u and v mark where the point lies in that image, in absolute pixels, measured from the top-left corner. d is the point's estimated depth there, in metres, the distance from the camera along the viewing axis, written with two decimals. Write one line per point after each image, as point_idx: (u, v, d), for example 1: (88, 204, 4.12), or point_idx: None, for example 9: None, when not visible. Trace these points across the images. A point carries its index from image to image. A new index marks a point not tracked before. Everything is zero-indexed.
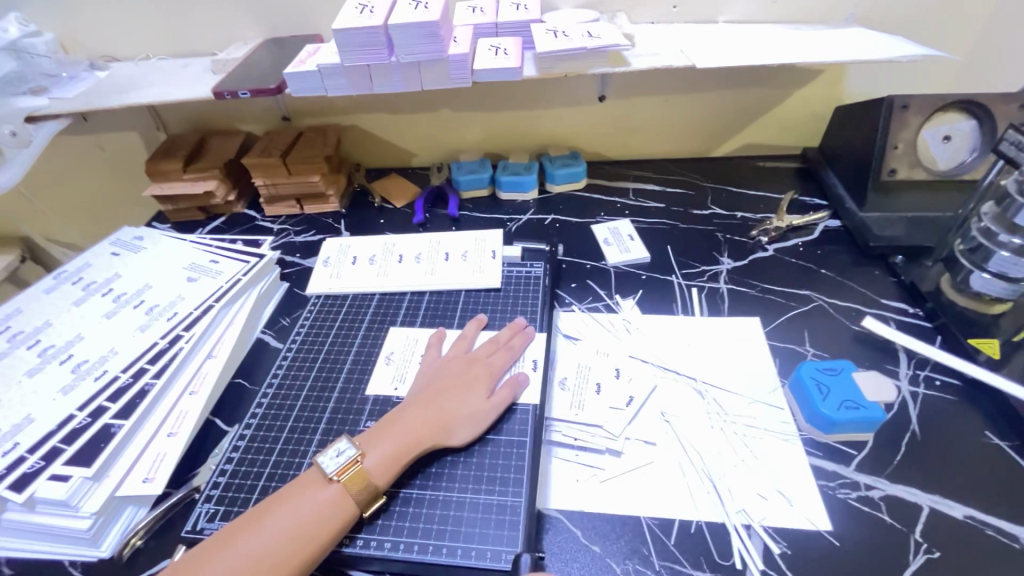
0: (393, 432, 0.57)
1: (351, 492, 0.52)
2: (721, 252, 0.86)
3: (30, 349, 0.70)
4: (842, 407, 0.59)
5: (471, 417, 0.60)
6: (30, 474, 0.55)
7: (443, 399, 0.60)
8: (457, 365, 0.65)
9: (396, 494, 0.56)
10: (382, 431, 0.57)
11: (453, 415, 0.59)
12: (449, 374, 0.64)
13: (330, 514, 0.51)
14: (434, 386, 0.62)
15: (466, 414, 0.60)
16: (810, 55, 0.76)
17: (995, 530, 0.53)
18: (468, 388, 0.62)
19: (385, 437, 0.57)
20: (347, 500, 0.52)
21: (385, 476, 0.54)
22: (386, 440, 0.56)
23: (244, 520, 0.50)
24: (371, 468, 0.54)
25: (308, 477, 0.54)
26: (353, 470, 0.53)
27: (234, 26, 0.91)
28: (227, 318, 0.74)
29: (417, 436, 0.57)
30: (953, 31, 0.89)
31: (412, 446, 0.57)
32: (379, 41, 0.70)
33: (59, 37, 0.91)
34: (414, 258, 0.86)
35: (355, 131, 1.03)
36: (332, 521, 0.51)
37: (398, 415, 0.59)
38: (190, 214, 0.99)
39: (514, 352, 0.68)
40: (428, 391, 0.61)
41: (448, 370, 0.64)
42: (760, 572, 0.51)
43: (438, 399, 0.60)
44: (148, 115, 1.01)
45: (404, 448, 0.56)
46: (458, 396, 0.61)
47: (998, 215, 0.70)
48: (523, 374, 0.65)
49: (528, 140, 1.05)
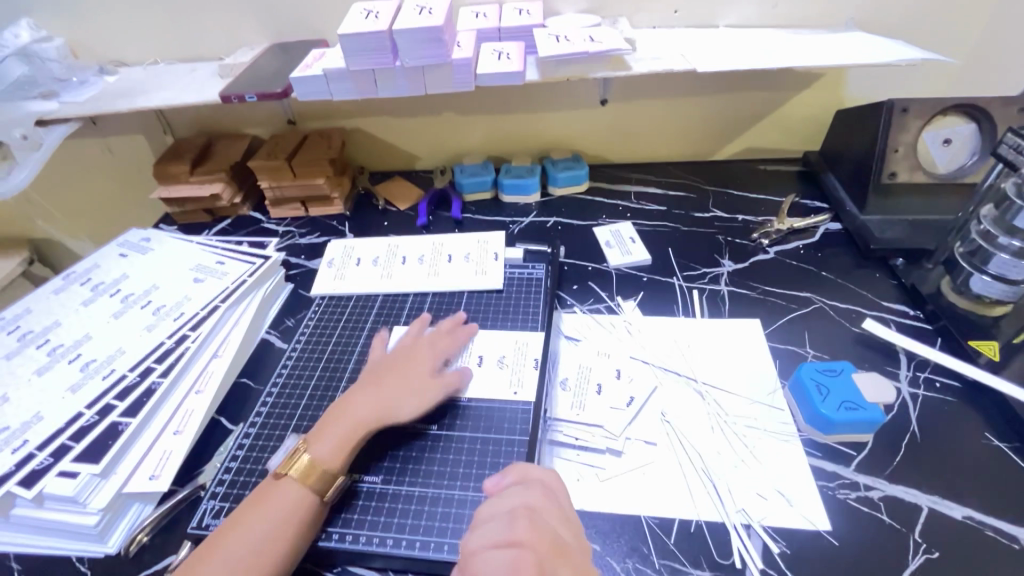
0: (336, 422, 0.58)
1: (305, 483, 0.53)
2: (722, 255, 0.86)
3: (39, 348, 0.71)
4: (842, 408, 0.59)
5: (417, 396, 0.61)
6: (39, 470, 0.56)
7: (386, 382, 0.62)
8: (399, 353, 0.66)
9: (383, 490, 0.57)
10: (327, 421, 0.58)
11: (398, 395, 0.61)
12: (388, 364, 0.65)
13: (290, 507, 0.52)
14: (376, 373, 0.63)
15: (412, 393, 0.61)
16: (809, 59, 0.77)
17: (994, 530, 0.53)
18: (410, 371, 0.63)
19: (329, 425, 0.57)
20: (304, 492, 0.53)
21: (337, 459, 0.55)
22: (330, 429, 0.57)
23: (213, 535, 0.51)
24: (321, 456, 0.55)
25: (265, 483, 0.55)
26: (302, 463, 0.54)
27: (241, 31, 0.93)
28: (232, 318, 0.75)
29: (359, 419, 0.58)
30: (955, 34, 0.90)
31: (356, 429, 0.57)
32: (383, 46, 0.71)
33: (70, 42, 0.93)
34: (417, 260, 0.87)
35: (360, 134, 1.05)
36: (294, 514, 0.51)
37: (340, 404, 0.60)
38: (196, 216, 1.00)
39: (455, 341, 0.70)
40: (370, 379, 0.63)
41: (389, 359, 0.66)
42: (760, 571, 0.51)
43: (381, 383, 0.62)
44: (156, 118, 1.02)
45: (351, 431, 0.57)
46: (402, 379, 0.62)
47: (998, 218, 0.71)
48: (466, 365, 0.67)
49: (530, 143, 1.06)
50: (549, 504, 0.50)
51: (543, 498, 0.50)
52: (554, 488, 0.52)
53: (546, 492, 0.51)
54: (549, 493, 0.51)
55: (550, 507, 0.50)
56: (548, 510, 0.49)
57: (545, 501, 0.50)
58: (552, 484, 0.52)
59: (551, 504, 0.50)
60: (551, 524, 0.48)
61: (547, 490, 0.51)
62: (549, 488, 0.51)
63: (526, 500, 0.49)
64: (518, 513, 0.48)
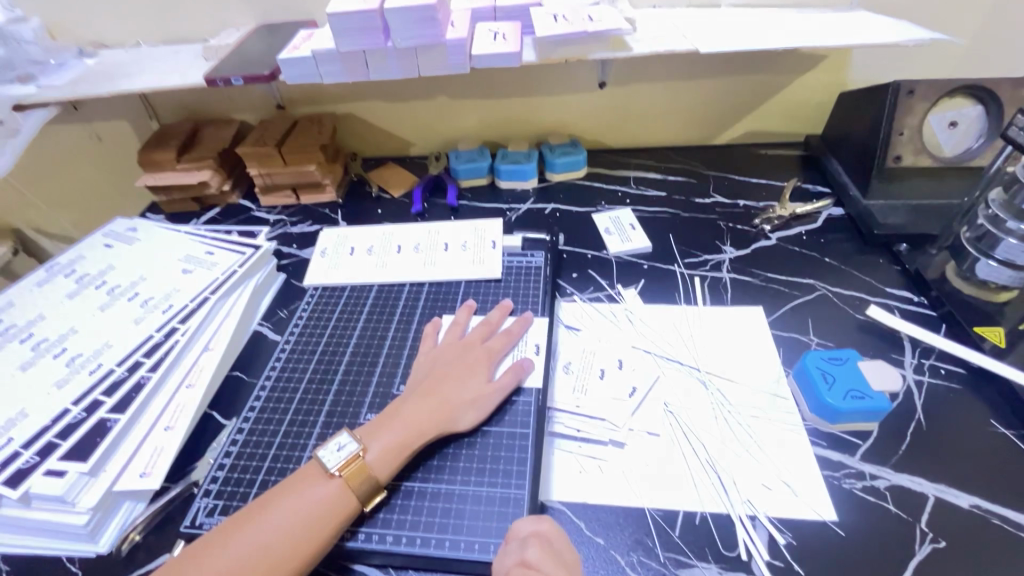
0: (394, 424, 0.56)
1: (351, 487, 0.52)
2: (724, 241, 0.85)
3: (23, 343, 0.68)
4: (847, 397, 0.58)
5: (474, 403, 0.59)
6: (25, 469, 0.54)
7: (445, 386, 0.60)
8: (454, 351, 0.64)
9: (413, 488, 0.56)
10: (383, 424, 0.56)
11: (457, 399, 0.59)
12: (447, 361, 0.63)
13: (329, 510, 0.50)
14: (436, 372, 0.61)
15: (470, 400, 0.59)
16: (814, 38, 0.75)
17: (1000, 519, 0.53)
18: (468, 374, 0.61)
19: (386, 428, 0.56)
20: (349, 495, 0.51)
21: (387, 467, 0.54)
22: (387, 432, 0.56)
23: (246, 512, 0.50)
24: (374, 463, 0.53)
25: (307, 471, 0.53)
26: (354, 465, 0.52)
27: (225, 11, 0.89)
28: (224, 310, 0.73)
29: (418, 427, 0.56)
30: (962, 13, 0.88)
31: (414, 436, 0.56)
32: (374, 26, 0.69)
33: (47, 23, 0.89)
34: (413, 248, 0.85)
35: (351, 119, 1.02)
36: (333, 517, 0.50)
37: (400, 404, 0.58)
38: (185, 205, 0.97)
39: (514, 337, 0.67)
40: (430, 379, 0.61)
41: (447, 357, 0.64)
42: (766, 563, 0.51)
43: (438, 385, 0.60)
44: (139, 103, 0.99)
45: (410, 437, 0.56)
46: (460, 381, 0.61)
47: (1006, 202, 0.69)
48: (526, 359, 0.65)
49: (527, 128, 1.03)
50: (547, 556, 0.47)
51: (540, 550, 0.47)
52: (554, 541, 0.48)
53: (543, 544, 0.48)
54: (547, 544, 0.48)
55: (548, 558, 0.47)
56: (546, 562, 0.46)
57: (542, 553, 0.47)
58: (550, 534, 0.49)
59: (550, 555, 0.47)
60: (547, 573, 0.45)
61: (543, 542, 0.48)
62: (545, 539, 0.48)
63: (522, 555, 0.47)
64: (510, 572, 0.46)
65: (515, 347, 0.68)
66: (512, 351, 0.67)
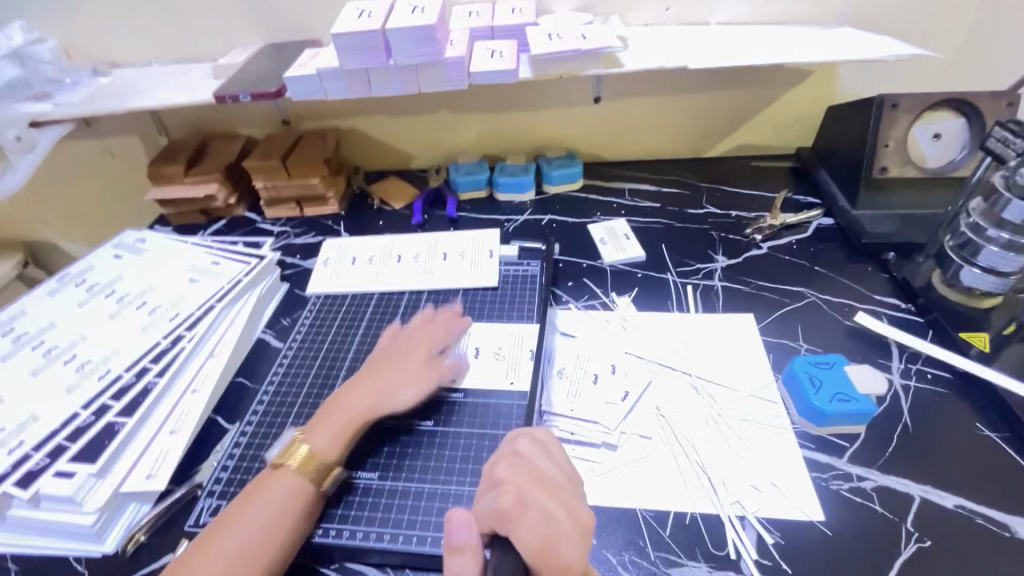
0: (333, 413, 0.59)
1: (305, 473, 0.54)
2: (716, 251, 0.87)
3: (34, 350, 0.71)
4: (834, 400, 0.60)
5: (407, 385, 0.62)
6: (35, 471, 0.56)
7: (380, 372, 0.63)
8: (391, 345, 0.68)
9: (410, 489, 0.57)
10: (323, 414, 0.59)
11: (392, 383, 0.62)
12: (385, 354, 0.66)
13: (291, 499, 0.52)
14: (374, 364, 0.65)
15: (404, 382, 0.62)
16: (800, 54, 0.77)
17: (985, 519, 0.54)
18: (404, 360, 0.64)
19: (326, 417, 0.58)
20: (306, 483, 0.53)
21: (334, 451, 0.56)
22: (328, 421, 0.58)
23: (219, 521, 0.51)
24: (321, 448, 0.55)
25: (267, 472, 0.55)
26: (303, 453, 0.55)
27: (234, 31, 0.93)
28: (228, 318, 0.75)
29: (356, 412, 0.59)
30: (945, 29, 0.91)
31: (352, 421, 0.58)
32: (376, 45, 0.72)
33: (64, 44, 0.93)
34: (412, 258, 0.87)
35: (354, 134, 1.05)
36: (296, 506, 0.52)
37: (338, 395, 0.61)
38: (192, 217, 1.00)
39: (448, 326, 0.70)
40: (367, 371, 0.64)
41: (385, 350, 0.67)
42: (755, 562, 0.52)
43: (374, 373, 0.63)
44: (150, 119, 1.02)
45: (348, 421, 0.58)
46: (396, 367, 0.64)
47: (986, 211, 0.70)
48: (461, 360, 0.68)
49: (524, 141, 1.06)
50: (539, 452, 0.51)
51: (531, 445, 0.52)
52: (546, 441, 0.54)
53: (537, 443, 0.53)
54: (540, 443, 0.53)
55: (537, 449, 0.52)
56: (535, 454, 0.51)
57: (533, 448, 0.52)
58: (545, 438, 0.54)
59: (540, 449, 0.52)
60: (535, 462, 0.50)
61: (535, 439, 0.53)
62: (540, 440, 0.53)
63: (513, 447, 0.52)
64: (502, 459, 0.51)
65: (456, 341, 0.71)
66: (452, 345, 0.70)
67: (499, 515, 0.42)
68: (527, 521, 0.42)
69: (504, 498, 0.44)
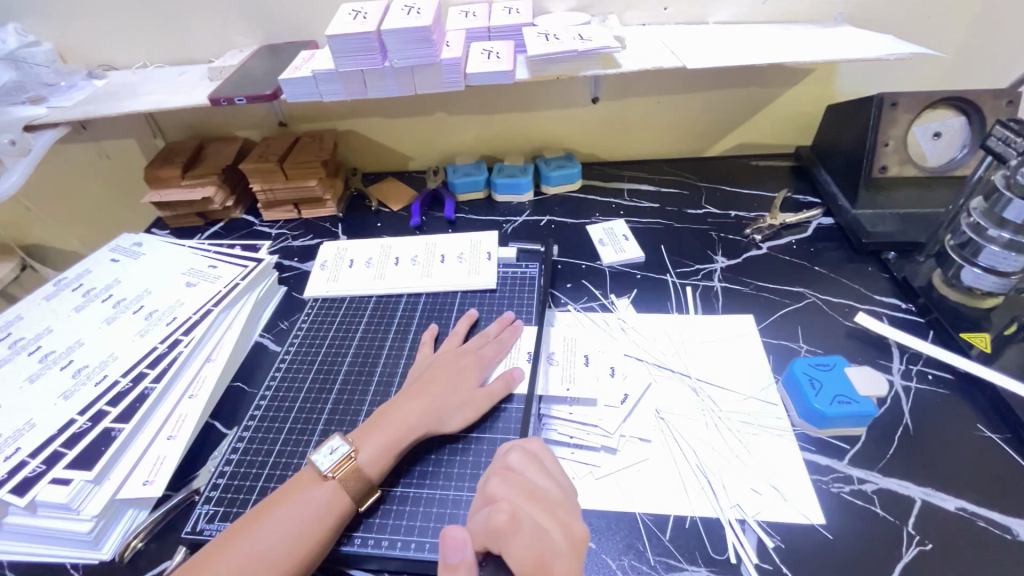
0: (382, 427, 0.58)
1: (345, 487, 0.53)
2: (715, 251, 0.86)
3: (30, 355, 0.70)
4: (833, 402, 0.59)
5: (463, 405, 0.61)
6: (31, 478, 0.56)
7: (435, 386, 0.61)
8: (448, 357, 0.66)
9: (407, 494, 0.57)
10: (372, 425, 0.58)
11: (444, 402, 0.60)
12: (440, 366, 0.65)
13: (325, 511, 0.51)
14: (429, 376, 0.63)
15: (457, 403, 0.61)
16: (799, 53, 0.77)
17: (987, 521, 0.53)
18: (460, 377, 0.63)
19: (376, 428, 0.57)
20: (343, 496, 0.53)
21: (377, 467, 0.55)
22: (377, 433, 0.57)
23: (240, 522, 0.51)
24: (365, 463, 0.55)
25: (303, 475, 0.54)
26: (346, 467, 0.54)
27: (230, 33, 0.92)
28: (226, 322, 0.75)
29: (406, 429, 0.58)
30: (944, 28, 0.90)
31: (401, 437, 0.57)
32: (372, 47, 0.71)
33: (59, 47, 0.93)
34: (410, 261, 0.87)
35: (352, 136, 1.04)
36: (328, 518, 0.51)
37: (390, 405, 0.60)
38: (190, 220, 1.00)
39: (504, 345, 0.69)
40: (421, 382, 0.62)
41: (441, 362, 0.65)
42: (755, 566, 0.51)
43: (429, 387, 0.61)
44: (146, 122, 1.02)
45: (398, 436, 0.57)
46: (450, 384, 0.62)
47: (987, 211, 0.70)
48: (517, 368, 0.66)
49: (523, 142, 1.05)
50: (531, 464, 0.51)
51: (523, 458, 0.52)
52: (540, 455, 0.53)
53: (528, 455, 0.52)
54: (533, 456, 0.52)
55: (530, 462, 0.51)
56: (528, 467, 0.51)
57: (525, 460, 0.51)
58: (538, 451, 0.54)
59: (533, 461, 0.52)
60: (529, 477, 0.50)
61: (526, 451, 0.52)
62: (533, 452, 0.53)
63: (506, 461, 0.51)
64: (494, 471, 0.50)
65: (507, 356, 0.69)
66: (504, 360, 0.69)
67: (495, 533, 0.43)
68: (520, 537, 0.43)
69: (499, 514, 0.43)
